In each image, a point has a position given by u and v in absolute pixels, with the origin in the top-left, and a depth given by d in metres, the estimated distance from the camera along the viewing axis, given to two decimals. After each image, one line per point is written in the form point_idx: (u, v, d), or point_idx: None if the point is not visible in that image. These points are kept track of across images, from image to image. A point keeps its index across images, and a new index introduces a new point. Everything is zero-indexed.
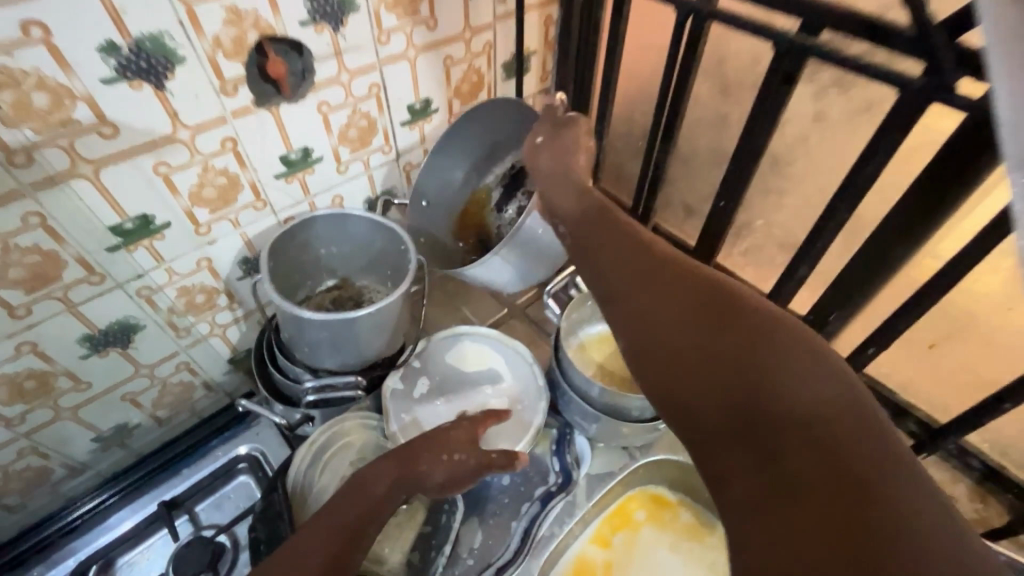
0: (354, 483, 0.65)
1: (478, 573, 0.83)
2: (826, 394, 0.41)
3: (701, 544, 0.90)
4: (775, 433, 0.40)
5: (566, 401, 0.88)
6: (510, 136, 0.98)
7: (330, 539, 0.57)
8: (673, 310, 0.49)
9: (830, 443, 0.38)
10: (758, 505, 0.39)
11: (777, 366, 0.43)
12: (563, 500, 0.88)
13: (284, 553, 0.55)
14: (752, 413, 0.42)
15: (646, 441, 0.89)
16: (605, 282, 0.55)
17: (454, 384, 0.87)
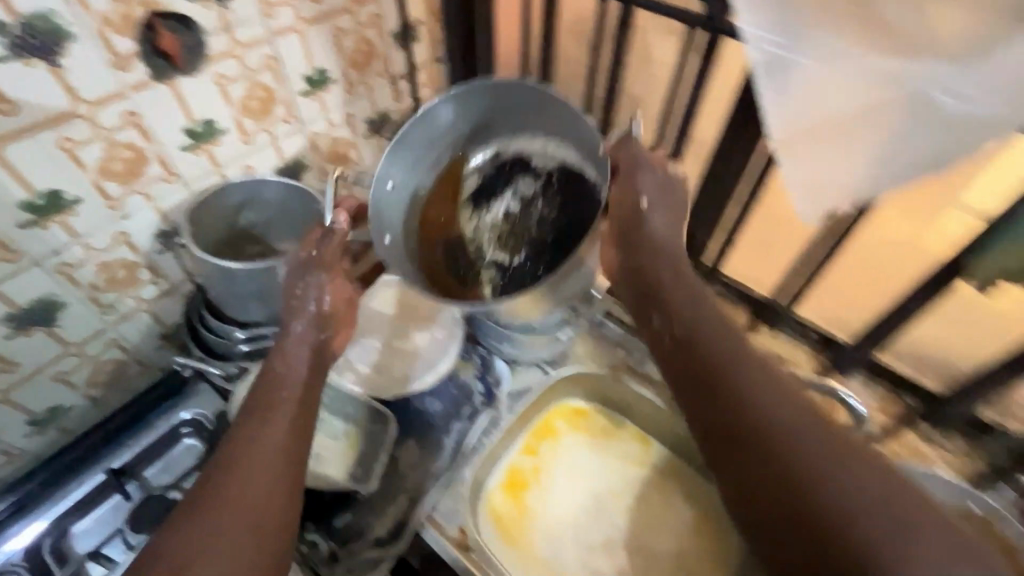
0: (271, 375, 0.70)
1: (416, 484, 0.90)
2: (839, 456, 0.54)
3: (613, 441, 1.08)
4: (789, 463, 0.55)
5: (483, 326, 1.02)
6: (527, 104, 0.79)
7: (278, 425, 0.65)
8: (753, 377, 0.62)
9: (812, 482, 0.53)
10: (760, 514, 0.57)
11: (809, 430, 0.56)
12: (489, 414, 1.00)
13: (240, 442, 0.63)
14: (762, 441, 0.58)
15: (552, 351, 1.05)
16: (675, 336, 0.70)
17: (377, 324, 0.97)
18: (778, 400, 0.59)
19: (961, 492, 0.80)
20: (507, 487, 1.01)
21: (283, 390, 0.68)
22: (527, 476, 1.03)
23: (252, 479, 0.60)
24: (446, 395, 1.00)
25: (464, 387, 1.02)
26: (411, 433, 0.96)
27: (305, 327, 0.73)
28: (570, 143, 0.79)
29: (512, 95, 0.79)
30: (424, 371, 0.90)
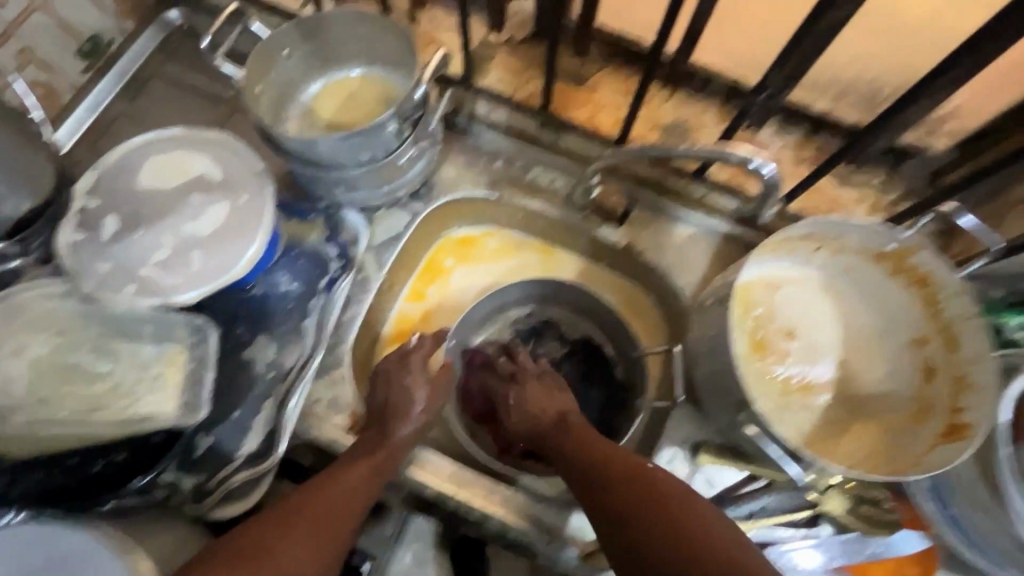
0: (333, 471, 0.65)
1: (283, 381, 0.74)
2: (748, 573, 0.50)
3: (514, 262, 0.91)
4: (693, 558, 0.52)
5: (308, 179, 0.74)
6: (588, 313, 0.88)
7: (325, 527, 0.60)
8: (639, 498, 0.58)
9: None
10: (637, 512, 0.57)
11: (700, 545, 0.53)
12: (352, 278, 0.81)
13: (299, 519, 0.60)
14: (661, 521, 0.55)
15: (412, 185, 0.81)
16: (576, 461, 0.65)
17: (153, 208, 0.69)
18: (682, 502, 0.57)
19: (874, 231, 0.70)
20: (396, 337, 0.88)
21: (397, 430, 0.69)
22: (420, 325, 0.88)
23: (334, 497, 0.62)
24: (295, 271, 0.79)
25: (313, 256, 0.80)
26: (259, 329, 0.76)
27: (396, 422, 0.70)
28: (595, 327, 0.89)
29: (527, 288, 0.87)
30: (240, 250, 0.67)
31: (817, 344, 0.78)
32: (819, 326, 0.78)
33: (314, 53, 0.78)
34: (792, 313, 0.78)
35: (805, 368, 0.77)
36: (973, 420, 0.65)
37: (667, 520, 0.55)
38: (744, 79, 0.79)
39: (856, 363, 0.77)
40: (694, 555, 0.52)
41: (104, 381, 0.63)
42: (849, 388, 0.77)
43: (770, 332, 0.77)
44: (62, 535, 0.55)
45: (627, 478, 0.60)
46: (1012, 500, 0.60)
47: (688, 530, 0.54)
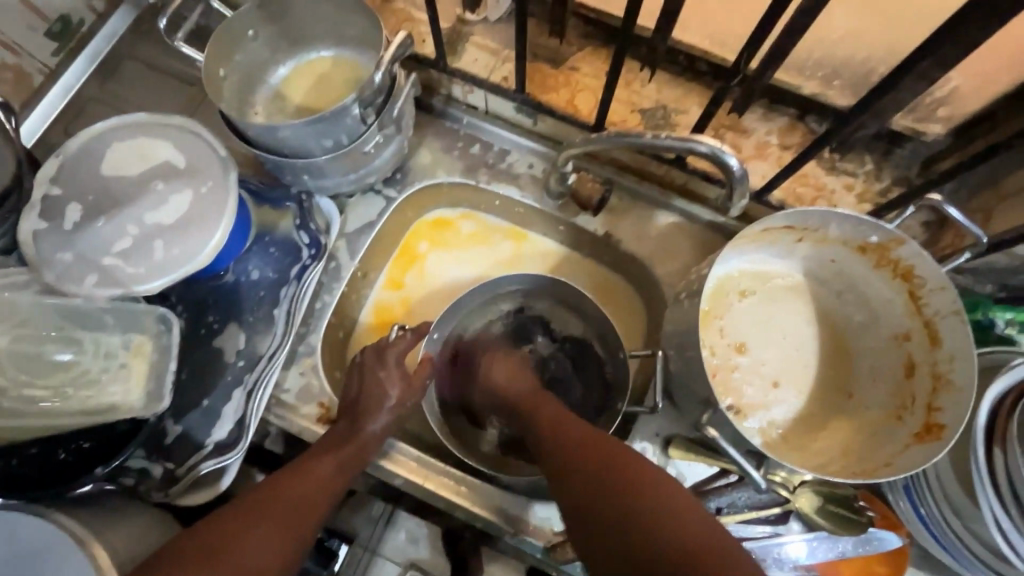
0: (300, 463, 0.64)
1: (252, 370, 0.74)
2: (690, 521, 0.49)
3: (489, 246, 0.89)
4: (635, 502, 0.51)
5: (274, 166, 0.72)
6: (572, 305, 0.83)
7: (290, 520, 0.59)
8: (594, 449, 0.57)
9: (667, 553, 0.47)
10: (586, 460, 0.57)
11: (647, 491, 0.52)
12: (324, 266, 0.80)
13: (262, 510, 0.58)
14: (613, 466, 0.55)
15: (383, 171, 0.79)
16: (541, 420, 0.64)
17: (116, 195, 0.68)
18: (635, 457, 0.55)
19: (858, 223, 0.67)
20: (377, 327, 0.86)
21: (368, 423, 0.68)
22: (397, 314, 0.87)
23: (297, 494, 0.61)
24: (267, 260, 0.77)
25: (284, 244, 0.78)
26: (230, 318, 0.75)
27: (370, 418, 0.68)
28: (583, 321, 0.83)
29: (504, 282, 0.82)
30: (202, 238, 0.66)
31: (765, 364, 0.74)
32: (775, 342, 0.75)
33: (280, 35, 0.76)
34: (743, 329, 0.75)
35: (747, 390, 0.73)
36: (947, 421, 0.63)
37: (633, 497, 0.51)
38: (723, 58, 0.75)
39: (803, 387, 0.74)
40: (650, 517, 0.50)
41: (67, 371, 0.65)
42: (795, 411, 0.74)
43: (716, 348, 0.74)
44: (21, 523, 0.56)
45: (592, 450, 0.57)
46: (983, 502, 0.58)
47: (654, 502, 0.51)
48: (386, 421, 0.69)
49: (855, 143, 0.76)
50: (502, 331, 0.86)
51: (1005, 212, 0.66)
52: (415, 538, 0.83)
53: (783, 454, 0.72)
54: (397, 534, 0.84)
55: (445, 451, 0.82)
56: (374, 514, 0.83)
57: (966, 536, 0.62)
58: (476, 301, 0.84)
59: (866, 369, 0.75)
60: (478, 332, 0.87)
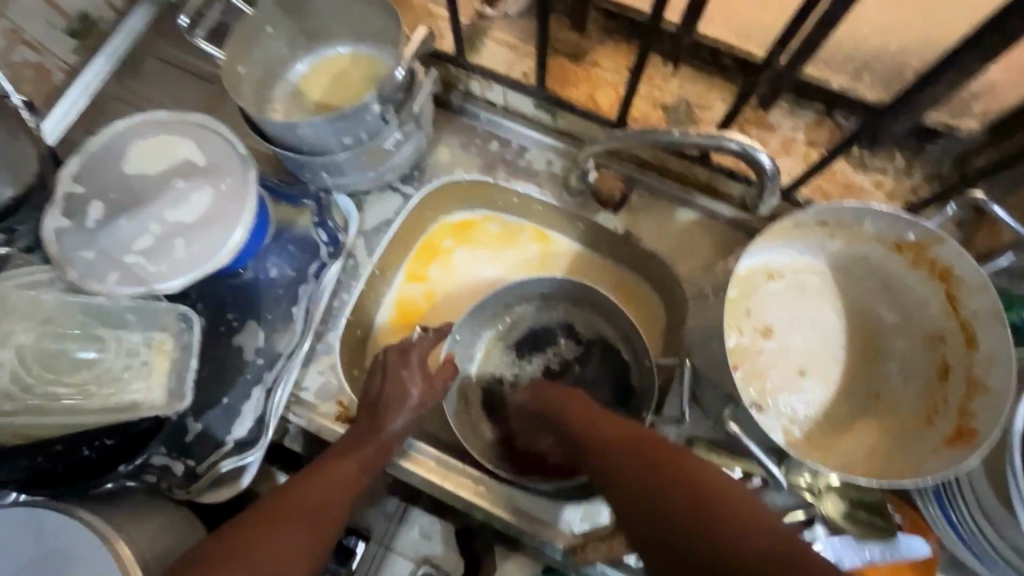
0: (320, 463, 0.64)
1: (271, 368, 0.74)
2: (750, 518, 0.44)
3: (515, 247, 0.88)
4: (680, 504, 0.47)
5: (293, 164, 0.72)
6: (597, 304, 0.82)
7: (316, 519, 0.58)
8: (633, 452, 0.54)
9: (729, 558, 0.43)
10: (628, 459, 0.53)
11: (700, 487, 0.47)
12: (342, 264, 0.79)
13: (289, 507, 0.58)
14: (657, 465, 0.51)
15: (402, 169, 0.79)
16: (570, 426, 0.62)
17: (136, 193, 0.68)
18: (677, 453, 0.52)
19: (894, 219, 0.64)
20: (397, 323, 0.86)
21: (387, 423, 0.67)
22: (422, 308, 0.87)
23: (323, 490, 0.61)
24: (285, 258, 0.77)
25: (303, 242, 0.78)
26: (250, 315, 0.76)
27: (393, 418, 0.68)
28: (609, 320, 0.82)
29: (530, 284, 0.81)
30: (221, 237, 0.66)
31: (790, 350, 0.73)
32: (802, 332, 0.74)
33: (298, 31, 0.76)
34: (769, 312, 0.73)
35: (772, 374, 0.72)
36: (980, 426, 0.61)
37: (703, 505, 0.46)
38: (751, 54, 0.73)
39: (828, 379, 0.73)
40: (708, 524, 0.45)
41: (90, 368, 0.65)
42: (817, 402, 0.72)
43: (742, 331, 0.73)
44: (48, 518, 0.57)
45: (644, 453, 0.53)
46: (1018, 510, 0.56)
47: (707, 502, 0.46)
48: (406, 421, 0.68)
49: (885, 140, 0.74)
50: (524, 331, 0.86)
51: None
52: (429, 534, 0.83)
53: (809, 454, 0.70)
54: (411, 528, 0.83)
55: (463, 451, 0.82)
56: (391, 512, 0.83)
57: (999, 546, 0.60)
58: (497, 303, 0.83)
59: (894, 373, 0.73)
60: (503, 329, 0.86)
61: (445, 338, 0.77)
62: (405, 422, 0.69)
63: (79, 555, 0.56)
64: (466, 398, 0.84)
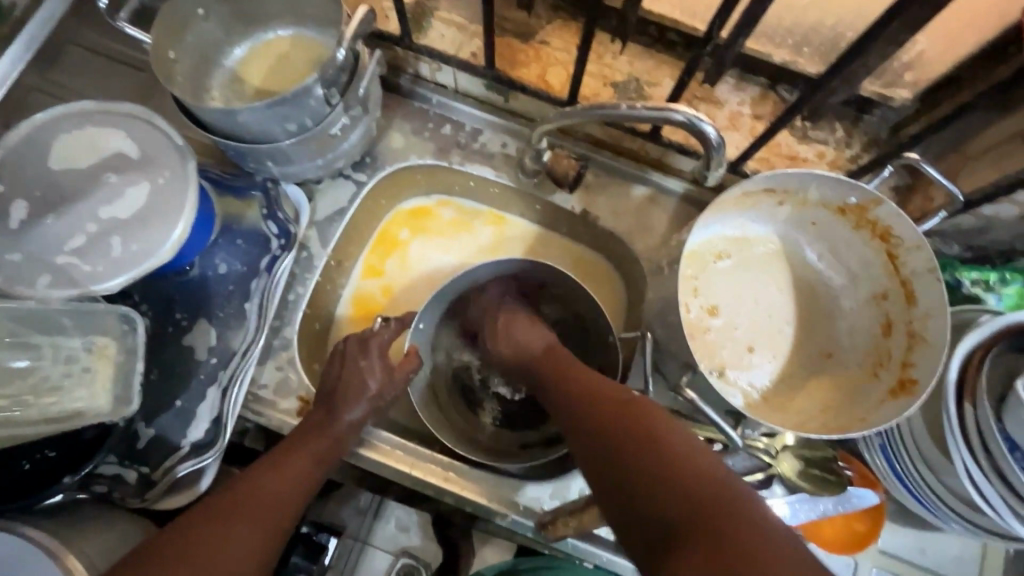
0: (272, 458, 0.62)
1: (226, 367, 0.71)
2: (701, 473, 0.45)
3: (468, 233, 0.88)
4: (633, 459, 0.48)
5: (237, 153, 0.68)
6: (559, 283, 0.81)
7: (270, 513, 0.57)
8: (599, 405, 0.55)
9: (678, 508, 0.43)
10: (595, 415, 0.55)
11: (661, 445, 0.48)
12: (295, 256, 0.77)
13: (241, 502, 0.56)
14: (626, 418, 0.52)
15: (352, 155, 0.76)
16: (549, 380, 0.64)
17: (64, 190, 0.64)
18: (640, 410, 0.53)
19: (838, 184, 0.67)
20: (357, 318, 0.84)
21: (345, 413, 0.66)
22: (379, 302, 0.85)
23: (279, 484, 0.60)
24: (234, 253, 0.74)
25: (252, 236, 0.75)
26: (200, 313, 0.73)
27: (357, 409, 0.67)
28: (571, 301, 0.82)
29: (493, 267, 0.80)
30: (161, 232, 0.63)
31: (735, 326, 0.75)
32: (749, 306, 0.76)
33: (232, 14, 0.72)
34: (713, 287, 0.75)
35: (722, 350, 0.74)
36: (920, 376, 0.65)
37: (642, 455, 0.48)
38: (694, 28, 0.75)
39: (775, 351, 0.76)
40: (661, 472, 0.46)
41: (25, 378, 0.62)
42: (769, 373, 0.75)
43: (690, 307, 0.75)
44: None
45: (604, 399, 0.55)
46: (956, 457, 0.60)
47: (663, 454, 0.47)
48: (367, 411, 0.68)
49: (827, 111, 0.76)
50: (489, 315, 0.86)
51: (972, 171, 0.67)
52: (407, 526, 0.81)
53: (765, 416, 0.73)
54: (387, 522, 0.81)
55: (432, 440, 0.81)
56: (362, 505, 0.82)
57: (939, 489, 0.65)
58: (461, 289, 0.82)
59: (842, 335, 0.76)
60: (464, 314, 0.86)
61: (407, 327, 0.76)
62: (368, 413, 0.68)
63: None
64: (433, 385, 0.83)
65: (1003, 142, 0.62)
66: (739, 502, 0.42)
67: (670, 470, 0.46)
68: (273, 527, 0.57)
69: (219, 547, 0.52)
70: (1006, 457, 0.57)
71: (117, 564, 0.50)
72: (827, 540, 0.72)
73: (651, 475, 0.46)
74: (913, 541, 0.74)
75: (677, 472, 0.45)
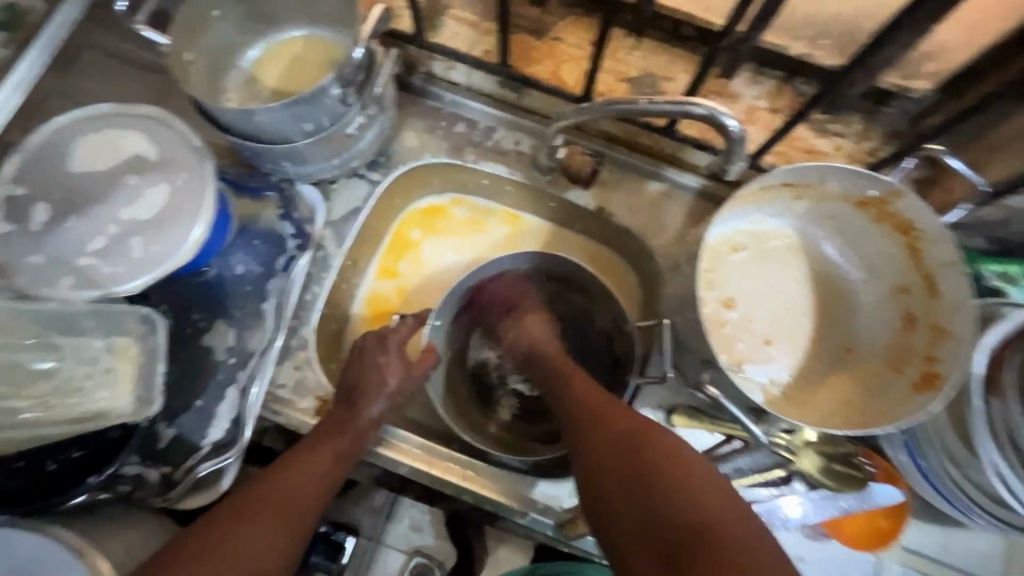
0: (293, 457, 0.62)
1: (244, 367, 0.72)
2: (714, 510, 0.47)
3: (481, 232, 0.88)
4: (645, 484, 0.50)
5: (255, 154, 0.69)
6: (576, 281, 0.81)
7: (295, 511, 0.57)
8: (610, 428, 0.56)
9: (687, 542, 0.46)
10: (608, 437, 0.55)
11: (670, 473, 0.50)
12: (311, 256, 0.77)
13: (266, 501, 0.57)
14: (641, 442, 0.53)
15: (368, 155, 0.77)
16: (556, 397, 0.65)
17: (84, 193, 0.64)
18: (652, 433, 0.54)
19: (858, 177, 0.66)
20: (372, 318, 0.85)
21: (364, 410, 0.66)
22: (394, 302, 0.85)
23: (301, 483, 0.60)
24: (251, 253, 0.75)
25: (268, 236, 0.75)
26: (218, 314, 0.73)
27: (377, 408, 0.67)
28: (587, 298, 0.82)
29: (509, 265, 0.80)
30: (181, 234, 0.63)
31: (753, 321, 0.74)
32: (767, 301, 0.75)
33: (248, 15, 0.72)
34: (730, 283, 0.75)
35: (741, 345, 0.74)
36: (945, 370, 0.64)
37: (654, 482, 0.50)
38: (710, 23, 0.75)
39: (794, 345, 0.75)
40: (669, 503, 0.48)
41: (49, 379, 0.63)
42: (788, 368, 0.74)
43: (706, 301, 0.74)
44: (14, 539, 0.54)
45: (622, 421, 0.56)
46: (981, 451, 0.59)
47: (677, 485, 0.49)
48: (387, 408, 0.68)
49: (845, 105, 0.75)
50: None
51: (995, 162, 0.66)
52: (420, 525, 0.82)
53: (786, 412, 0.72)
54: (399, 522, 0.82)
55: (449, 438, 0.81)
56: (378, 506, 0.82)
57: (965, 485, 0.64)
58: (476, 288, 0.82)
59: (863, 330, 0.76)
60: (480, 314, 0.86)
61: (424, 326, 0.76)
62: (386, 412, 0.68)
63: (50, 574, 0.53)
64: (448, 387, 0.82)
65: None
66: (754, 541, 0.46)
67: (686, 501, 0.48)
68: (295, 527, 0.56)
69: (246, 547, 0.52)
70: None
71: (143, 566, 0.50)
72: (848, 537, 0.71)
73: (662, 508, 0.48)
74: (936, 538, 0.73)
75: (688, 502, 0.48)
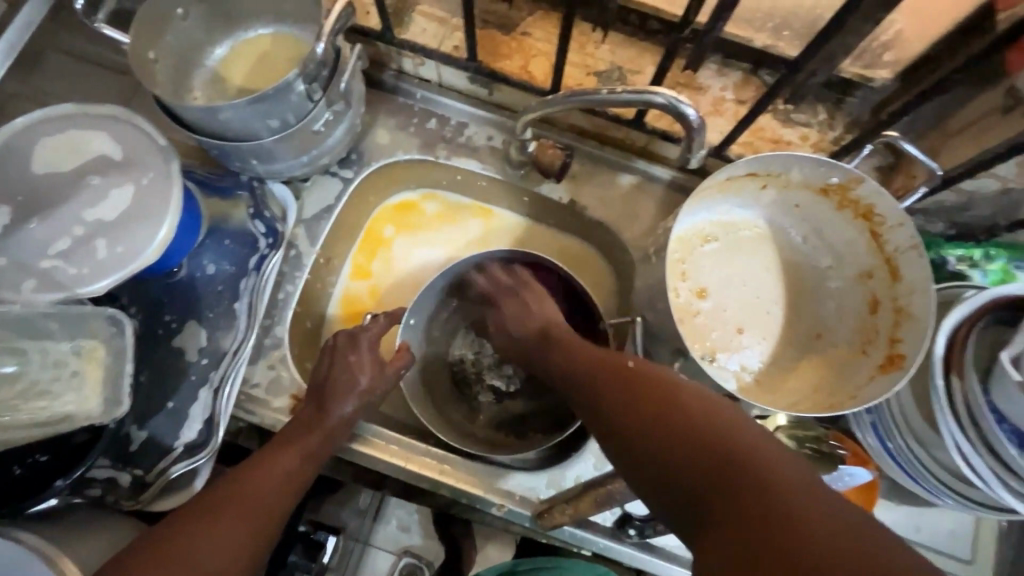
0: (260, 458, 0.62)
1: (217, 367, 0.71)
2: (728, 429, 0.43)
3: (453, 226, 0.88)
4: (653, 423, 0.46)
5: (221, 152, 0.68)
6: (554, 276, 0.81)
7: (261, 510, 0.57)
8: (611, 376, 0.53)
9: (706, 470, 0.41)
10: (610, 385, 0.52)
11: (678, 407, 0.46)
12: (283, 254, 0.77)
13: (231, 500, 0.56)
14: (644, 384, 0.50)
15: (338, 152, 0.76)
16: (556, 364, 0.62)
17: (47, 194, 0.64)
18: (654, 375, 0.51)
19: (819, 165, 0.67)
20: (347, 316, 0.84)
21: (335, 410, 0.66)
22: (368, 302, 0.85)
23: (267, 481, 0.59)
24: (222, 253, 0.74)
25: (239, 235, 0.75)
26: (189, 315, 0.72)
27: (350, 405, 0.67)
28: (562, 292, 0.82)
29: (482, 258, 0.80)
30: (147, 233, 0.62)
31: (725, 310, 0.75)
32: (737, 289, 0.76)
33: (211, 14, 0.72)
34: (702, 273, 0.76)
35: (713, 333, 0.75)
36: (908, 351, 0.66)
37: (660, 413, 0.46)
38: (672, 15, 0.76)
39: (764, 333, 0.76)
40: (679, 431, 0.44)
41: (13, 383, 0.61)
42: (759, 355, 0.75)
43: (679, 291, 0.75)
44: None
45: (620, 368, 0.53)
46: (943, 428, 0.60)
47: (684, 416, 0.45)
48: (358, 407, 0.68)
49: (809, 96, 0.76)
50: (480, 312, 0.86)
51: (952, 148, 0.67)
52: (407, 526, 0.82)
53: (758, 398, 0.73)
54: (387, 523, 0.82)
55: (427, 434, 0.81)
56: (362, 506, 0.82)
57: (930, 463, 0.65)
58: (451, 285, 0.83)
59: (830, 316, 0.77)
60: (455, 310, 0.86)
61: (398, 322, 0.76)
62: (360, 408, 0.68)
63: None
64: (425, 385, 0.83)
65: (981, 119, 0.63)
66: (761, 451, 0.40)
67: (698, 423, 0.43)
68: (264, 526, 0.56)
69: (209, 544, 0.51)
70: (993, 428, 0.58)
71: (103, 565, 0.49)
72: None
73: (670, 435, 0.44)
74: (909, 517, 0.74)
75: (700, 428, 0.43)
